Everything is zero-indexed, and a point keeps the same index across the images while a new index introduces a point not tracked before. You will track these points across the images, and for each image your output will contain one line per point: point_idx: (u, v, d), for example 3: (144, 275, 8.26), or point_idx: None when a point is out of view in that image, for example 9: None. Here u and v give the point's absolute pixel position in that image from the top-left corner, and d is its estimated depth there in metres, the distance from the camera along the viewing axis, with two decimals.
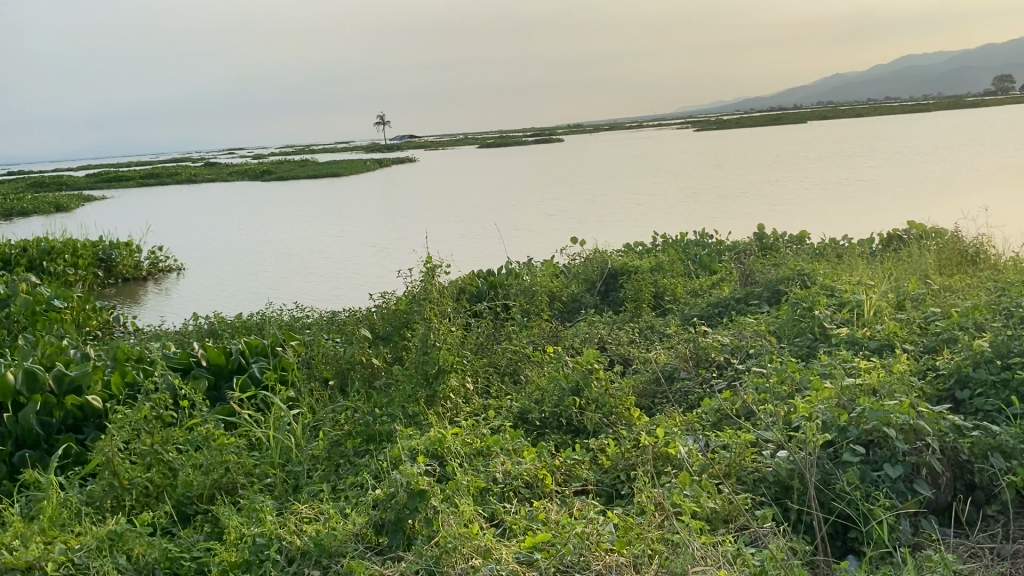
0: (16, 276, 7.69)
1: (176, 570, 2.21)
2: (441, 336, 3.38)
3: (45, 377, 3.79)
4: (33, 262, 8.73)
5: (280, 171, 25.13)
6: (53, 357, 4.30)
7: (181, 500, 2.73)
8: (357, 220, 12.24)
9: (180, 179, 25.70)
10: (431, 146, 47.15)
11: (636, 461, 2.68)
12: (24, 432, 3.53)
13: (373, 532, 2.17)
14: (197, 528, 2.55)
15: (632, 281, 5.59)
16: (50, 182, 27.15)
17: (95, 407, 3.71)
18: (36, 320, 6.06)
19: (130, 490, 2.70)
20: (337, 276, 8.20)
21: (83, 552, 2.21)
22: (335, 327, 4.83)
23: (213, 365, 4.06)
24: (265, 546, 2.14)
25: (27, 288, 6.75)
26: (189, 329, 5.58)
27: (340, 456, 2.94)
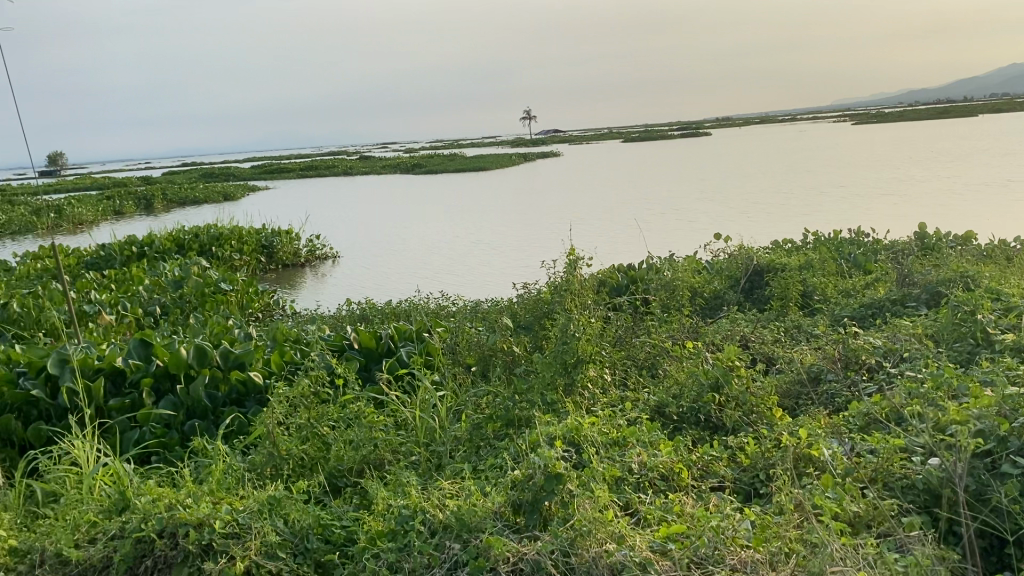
0: (189, 260, 8.32)
1: (328, 536, 2.36)
2: (580, 326, 3.39)
3: (214, 354, 4.10)
4: (204, 247, 9.45)
5: (428, 164, 25.92)
6: (221, 336, 4.66)
7: (333, 473, 2.90)
8: (502, 213, 12.47)
9: (337, 171, 27.04)
10: (574, 139, 47.29)
11: (776, 461, 2.62)
12: (194, 403, 3.85)
13: (511, 511, 2.22)
14: (348, 499, 2.69)
15: (779, 279, 5.47)
16: (220, 173, 29.18)
17: (257, 383, 3.99)
18: (205, 301, 6.57)
19: (288, 459, 2.90)
20: (479, 266, 8.38)
21: (247, 513, 2.36)
22: (478, 315, 5.00)
23: (364, 348, 4.30)
24: (410, 518, 2.25)
25: (200, 271, 7.37)
26: (343, 313, 5.91)
27: (480, 439, 3.03)
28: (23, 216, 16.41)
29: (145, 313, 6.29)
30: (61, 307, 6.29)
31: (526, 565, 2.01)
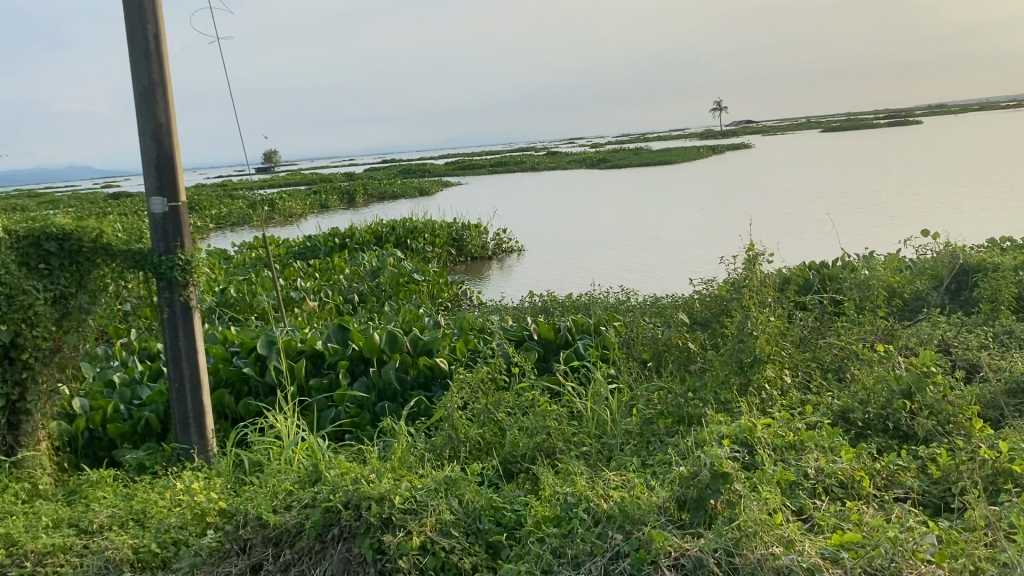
0: (385, 252, 8.81)
1: (499, 518, 2.44)
2: (760, 324, 3.28)
3: (403, 339, 4.33)
4: (399, 239, 9.98)
5: (615, 158, 25.88)
6: (411, 323, 4.91)
7: (508, 458, 2.98)
8: (689, 207, 12.24)
9: (527, 167, 27.56)
10: (768, 130, 45.55)
11: (971, 474, 2.44)
12: (384, 385, 4.09)
13: (676, 507, 2.21)
14: (520, 484, 2.76)
15: (990, 279, 5.02)
16: (416, 168, 30.61)
17: (442, 368, 4.18)
18: (398, 290, 6.93)
19: (466, 443, 3.02)
20: (662, 261, 8.29)
21: (426, 491, 2.46)
22: (658, 311, 4.96)
23: (543, 339, 4.39)
24: (575, 505, 2.29)
25: (393, 262, 7.80)
26: (526, 305, 6.04)
27: (652, 434, 3.02)
28: (243, 209, 18.00)
29: (344, 300, 6.73)
30: (271, 292, 6.86)
31: (688, 561, 1.99)
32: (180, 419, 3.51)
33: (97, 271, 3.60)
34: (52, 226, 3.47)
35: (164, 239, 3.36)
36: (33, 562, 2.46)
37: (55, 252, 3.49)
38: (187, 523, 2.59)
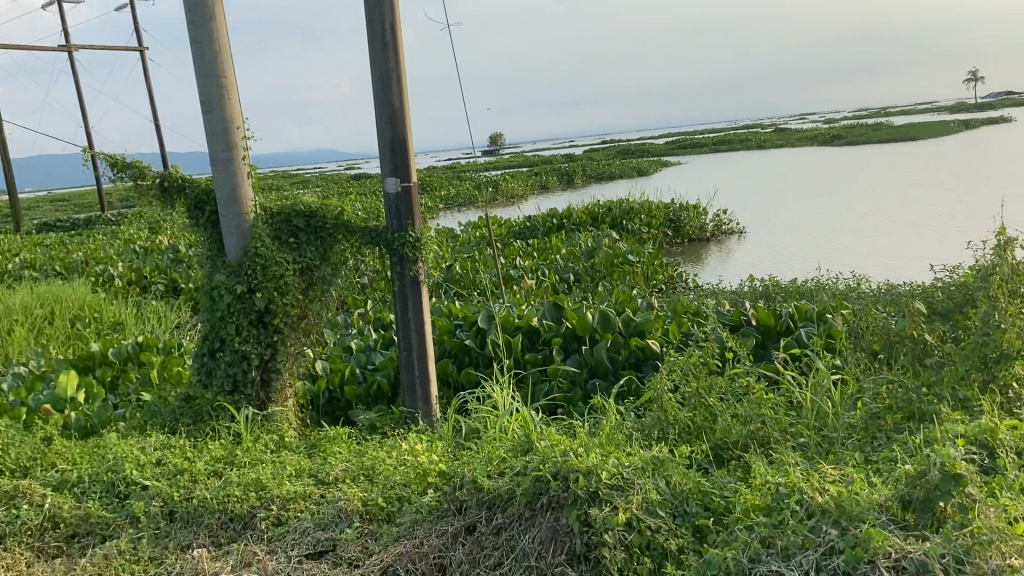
0: (602, 232, 8.88)
1: (707, 504, 2.30)
2: (1010, 316, 2.96)
3: (616, 320, 4.36)
4: (616, 221, 10.01)
5: (849, 135, 24.31)
6: (626, 304, 4.93)
7: (719, 445, 2.89)
8: (932, 188, 11.26)
9: (752, 145, 26.54)
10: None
11: None
12: (597, 364, 4.14)
13: (899, 507, 2.06)
14: (730, 470, 2.69)
15: None
16: (637, 149, 30.46)
17: (655, 351, 4.14)
18: (613, 271, 6.97)
19: (675, 425, 2.99)
20: (898, 246, 7.71)
21: (632, 469, 2.33)
22: (890, 299, 4.63)
23: (762, 325, 4.27)
24: (786, 496, 2.20)
25: (610, 243, 7.85)
26: (744, 289, 5.85)
27: (878, 429, 2.83)
28: (469, 190, 18.81)
29: (561, 279, 6.87)
30: (492, 270, 7.14)
31: (910, 564, 1.86)
32: (407, 384, 3.78)
33: (338, 245, 3.92)
34: (300, 204, 3.86)
35: (397, 217, 3.61)
36: (278, 506, 2.74)
37: (303, 227, 3.85)
38: (411, 481, 2.78)
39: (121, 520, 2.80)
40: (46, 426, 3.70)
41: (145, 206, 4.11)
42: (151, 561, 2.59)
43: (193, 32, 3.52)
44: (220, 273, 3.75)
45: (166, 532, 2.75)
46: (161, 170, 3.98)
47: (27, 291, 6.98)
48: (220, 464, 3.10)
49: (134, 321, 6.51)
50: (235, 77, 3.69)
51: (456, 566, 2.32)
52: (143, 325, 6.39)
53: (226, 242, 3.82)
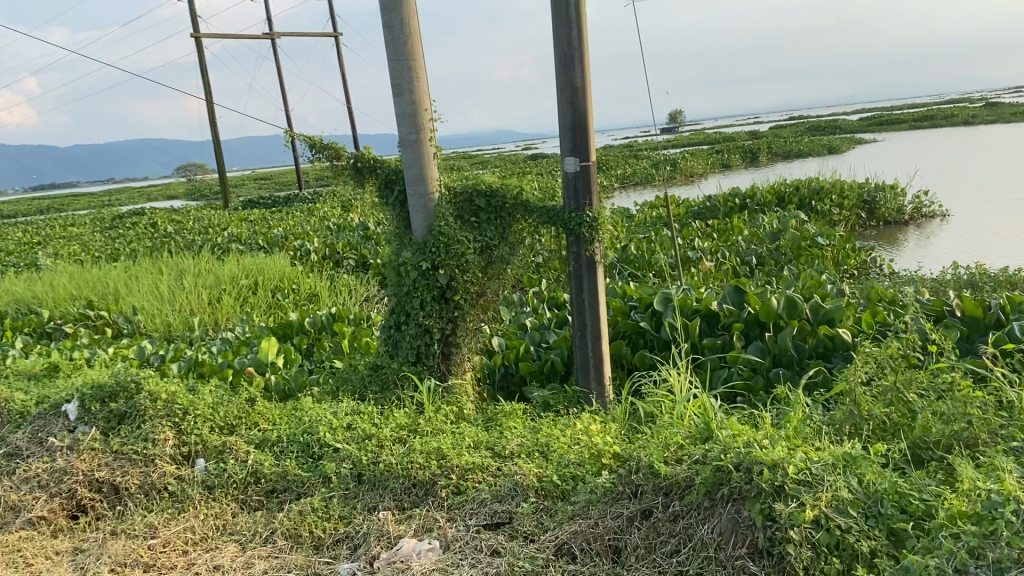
0: (788, 213, 8.50)
1: (904, 505, 2.13)
2: None
3: (803, 306, 4.15)
4: (804, 202, 9.56)
5: None
6: (813, 290, 4.71)
7: (918, 444, 2.69)
8: None
9: (958, 121, 24.50)
10: None
11: None
12: (781, 352, 3.97)
13: None
14: (930, 472, 2.49)
15: None
16: (828, 125, 28.90)
17: (845, 340, 3.93)
18: (799, 254, 6.65)
19: (868, 420, 2.81)
20: None
21: (822, 466, 2.18)
22: None
23: (968, 317, 3.98)
24: (1000, 505, 1.96)
25: (797, 226, 7.50)
26: (948, 277, 5.42)
27: None
28: (648, 169, 18.57)
29: (742, 263, 6.65)
30: (671, 251, 7.02)
31: None
32: (582, 364, 3.79)
33: (517, 225, 3.95)
34: (482, 184, 3.93)
35: (575, 197, 3.60)
36: (458, 475, 2.83)
37: (484, 206, 3.92)
38: (585, 460, 2.78)
39: (314, 479, 2.97)
40: (249, 388, 4.00)
41: (339, 184, 4.34)
42: (340, 520, 2.73)
43: (386, 18, 3.65)
44: (407, 250, 3.92)
45: (354, 493, 2.89)
46: (354, 151, 4.17)
47: (234, 263, 7.58)
48: (404, 431, 3.23)
49: (327, 292, 6.92)
50: (423, 60, 3.80)
51: (631, 549, 2.30)
52: (334, 297, 6.78)
53: (412, 221, 3.97)
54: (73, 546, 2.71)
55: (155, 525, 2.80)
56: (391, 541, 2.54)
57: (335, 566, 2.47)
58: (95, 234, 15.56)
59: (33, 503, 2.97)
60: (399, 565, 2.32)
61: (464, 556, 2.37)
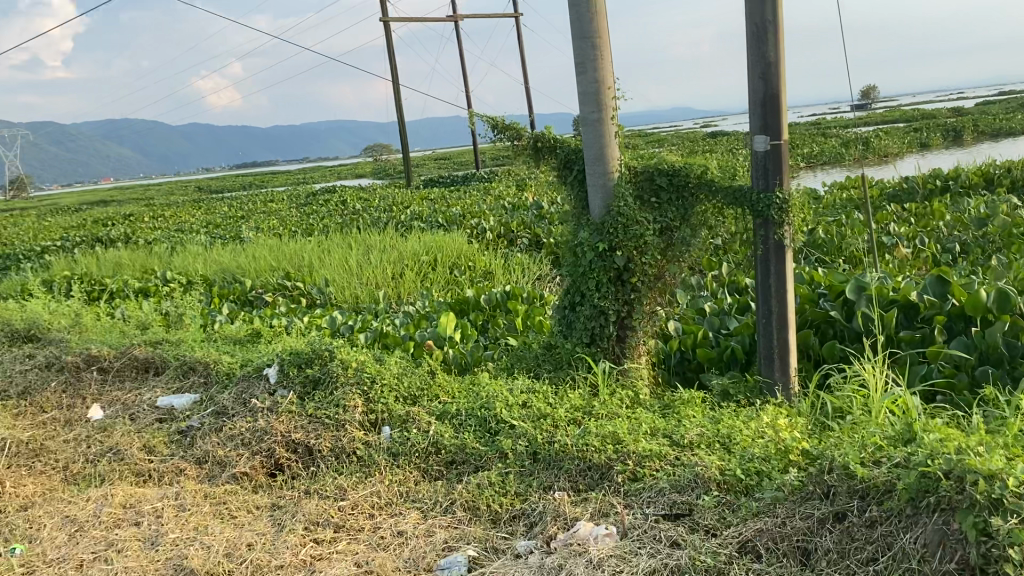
0: (998, 196, 7.78)
1: None
2: None
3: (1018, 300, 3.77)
4: (1017, 183, 8.72)
5: None
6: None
7: None
8: None
9: None
10: None
11: None
12: (989, 349, 3.62)
13: None
14: None
15: None
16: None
17: None
18: (1012, 241, 6.07)
19: None
20: None
21: None
22: None
23: None
24: None
25: (1009, 210, 6.85)
26: None
27: None
28: (836, 149, 17.59)
29: (944, 250, 6.14)
30: (863, 236, 6.60)
31: None
32: (764, 352, 3.63)
33: (700, 207, 3.80)
34: (664, 163, 3.83)
35: (763, 176, 3.43)
36: (634, 461, 2.77)
37: (665, 186, 3.81)
38: (771, 455, 2.66)
39: (491, 454, 3.01)
40: (430, 360, 4.13)
41: (519, 164, 4.38)
42: (517, 497, 2.76)
43: None
44: (585, 230, 3.89)
45: (530, 471, 2.91)
46: (535, 130, 4.19)
47: (415, 240, 7.85)
48: (579, 413, 3.22)
49: (503, 270, 7.03)
50: (608, 36, 3.75)
51: (823, 553, 2.17)
52: (509, 275, 6.87)
53: (591, 201, 3.94)
54: (271, 501, 2.90)
55: (343, 487, 2.94)
56: (568, 522, 2.53)
57: (513, 542, 2.50)
58: (290, 210, 16.61)
59: (236, 459, 3.20)
60: (577, 548, 2.32)
61: (642, 544, 2.33)
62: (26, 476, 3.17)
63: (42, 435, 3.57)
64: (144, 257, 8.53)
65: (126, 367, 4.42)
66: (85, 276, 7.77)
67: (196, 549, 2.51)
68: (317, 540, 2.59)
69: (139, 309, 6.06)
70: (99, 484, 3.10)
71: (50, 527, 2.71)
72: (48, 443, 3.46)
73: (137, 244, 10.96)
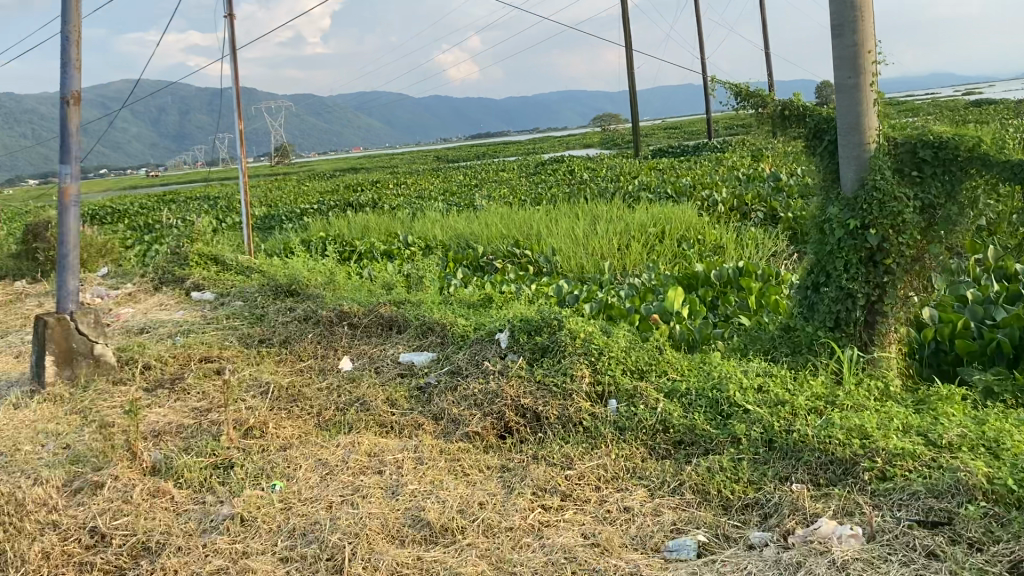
0: None
1: None
2: None
3: None
4: None
5: None
6: None
7: None
8: None
9: None
10: None
11: None
12: None
13: None
14: None
15: None
16: None
17: None
18: None
19: None
20: None
21: None
22: None
23: None
24: None
25: None
26: None
27: None
28: None
29: None
30: None
31: None
32: None
33: (970, 183, 3.42)
34: (930, 134, 3.47)
35: None
36: (884, 460, 2.55)
37: (930, 159, 3.46)
38: None
39: (723, 437, 2.89)
40: (658, 335, 4.04)
41: (762, 135, 4.15)
42: (750, 485, 2.63)
43: None
44: (834, 205, 3.62)
45: (764, 459, 2.76)
46: (782, 97, 3.95)
47: (644, 211, 7.73)
48: (821, 402, 3.01)
49: (735, 245, 6.74)
50: None
51: None
52: (742, 250, 6.58)
53: (841, 173, 3.65)
54: (502, 463, 2.97)
55: (571, 457, 2.95)
56: (808, 518, 2.38)
57: (746, 532, 2.39)
58: (521, 178, 16.99)
59: (469, 419, 3.30)
60: (818, 547, 2.17)
61: (893, 551, 2.14)
62: (286, 418, 3.47)
63: (299, 382, 3.90)
64: (388, 222, 9.07)
65: (371, 324, 4.72)
66: (336, 237, 8.39)
67: (432, 503, 2.62)
68: (545, 507, 2.62)
69: (383, 271, 6.44)
70: (347, 432, 3.33)
71: (305, 468, 2.95)
72: (304, 390, 3.77)
73: (381, 209, 11.67)
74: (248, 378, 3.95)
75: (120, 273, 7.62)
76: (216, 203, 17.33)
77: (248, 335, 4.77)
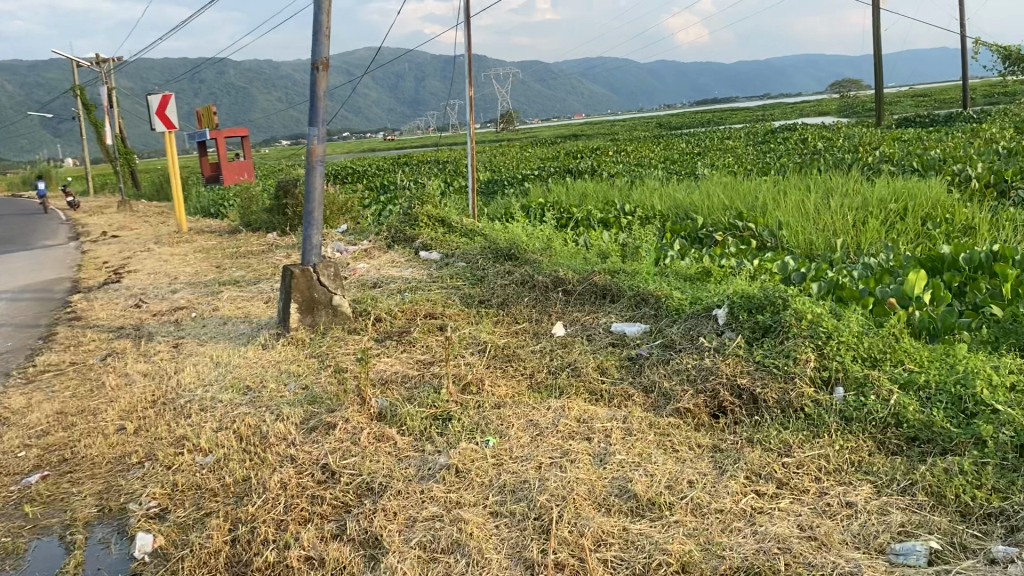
0: None
1: None
2: None
3: None
4: None
5: None
6: None
7: None
8: None
9: None
10: None
11: None
12: None
13: None
14: None
15: None
16: None
17: None
18: None
19: None
20: None
21: None
22: None
23: None
24: None
25: None
26: None
27: None
28: None
29: None
30: None
31: None
32: None
33: None
34: None
35: None
36: None
37: None
38: None
39: (966, 438, 2.63)
40: (893, 320, 3.73)
41: None
42: (996, 493, 2.37)
43: None
44: None
45: (1014, 467, 2.48)
46: None
47: (883, 186, 7.15)
48: None
49: (989, 226, 6.07)
50: None
51: None
52: (996, 232, 5.92)
53: None
54: (714, 443, 2.88)
55: (789, 443, 2.81)
56: None
57: (988, 544, 2.16)
58: (748, 147, 16.31)
59: (682, 394, 3.23)
60: None
61: None
62: (501, 377, 3.57)
63: (514, 343, 3.99)
64: (607, 189, 9.04)
65: (586, 292, 4.73)
66: (556, 203, 8.48)
67: (639, 476, 2.59)
68: (759, 493, 2.52)
69: (600, 239, 6.43)
70: (558, 396, 3.37)
71: (517, 427, 3.02)
72: (519, 352, 3.85)
73: (601, 177, 11.65)
74: (466, 336, 4.10)
75: (356, 231, 8.15)
76: (445, 167, 18.08)
77: (468, 295, 4.94)
